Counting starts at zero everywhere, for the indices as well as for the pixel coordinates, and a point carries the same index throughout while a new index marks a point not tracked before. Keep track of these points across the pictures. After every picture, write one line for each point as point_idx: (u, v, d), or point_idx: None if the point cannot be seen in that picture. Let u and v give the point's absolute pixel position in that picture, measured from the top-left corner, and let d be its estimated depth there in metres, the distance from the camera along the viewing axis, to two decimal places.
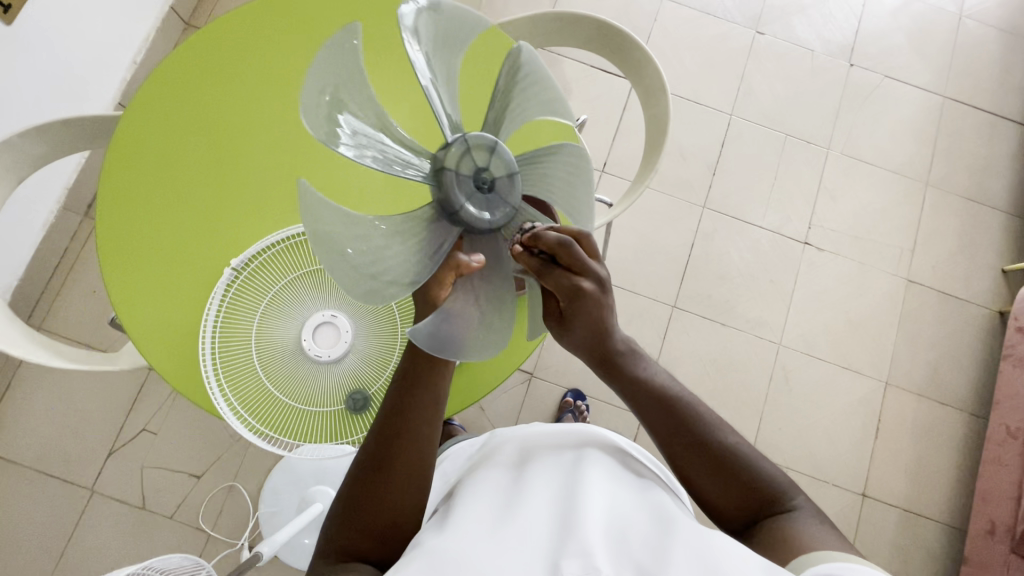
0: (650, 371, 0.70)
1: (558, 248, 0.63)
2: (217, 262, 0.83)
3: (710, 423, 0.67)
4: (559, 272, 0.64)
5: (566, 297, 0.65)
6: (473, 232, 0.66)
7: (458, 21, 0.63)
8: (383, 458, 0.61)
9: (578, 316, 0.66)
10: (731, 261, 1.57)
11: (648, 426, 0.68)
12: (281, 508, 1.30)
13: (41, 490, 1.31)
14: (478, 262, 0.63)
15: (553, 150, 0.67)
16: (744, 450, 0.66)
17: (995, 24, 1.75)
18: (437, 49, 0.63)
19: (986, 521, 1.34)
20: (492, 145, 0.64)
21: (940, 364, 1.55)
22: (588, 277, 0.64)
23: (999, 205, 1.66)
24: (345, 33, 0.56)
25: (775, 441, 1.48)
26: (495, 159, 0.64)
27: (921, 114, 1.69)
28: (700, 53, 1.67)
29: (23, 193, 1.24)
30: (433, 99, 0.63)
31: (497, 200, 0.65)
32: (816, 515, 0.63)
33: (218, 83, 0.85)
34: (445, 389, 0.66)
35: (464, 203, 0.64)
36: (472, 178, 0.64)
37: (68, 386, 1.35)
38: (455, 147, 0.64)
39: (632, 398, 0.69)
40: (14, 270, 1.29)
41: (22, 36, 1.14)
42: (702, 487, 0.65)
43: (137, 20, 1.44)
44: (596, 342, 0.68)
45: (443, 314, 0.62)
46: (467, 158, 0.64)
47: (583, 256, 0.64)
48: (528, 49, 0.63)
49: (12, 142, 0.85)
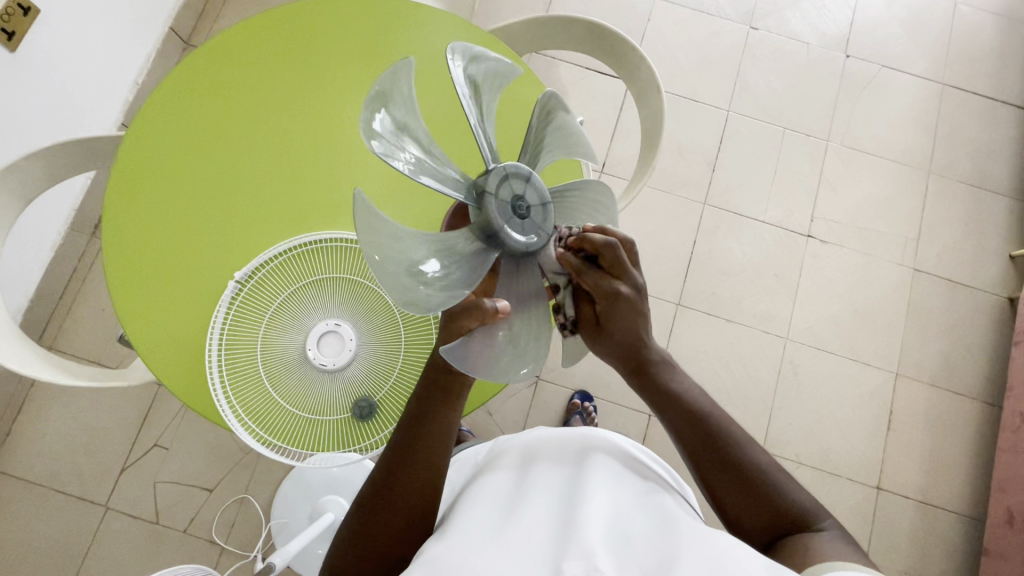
0: (684, 385, 0.70)
1: (604, 249, 0.63)
2: (221, 275, 0.84)
3: (742, 443, 0.67)
4: (599, 273, 0.64)
5: (606, 298, 0.64)
6: (508, 252, 0.63)
7: (562, 130, 0.67)
8: (395, 485, 0.61)
9: (616, 319, 0.65)
10: (733, 256, 1.56)
11: (678, 439, 0.69)
12: (293, 518, 1.30)
13: (55, 507, 1.32)
14: (503, 310, 0.58)
15: (580, 186, 0.68)
16: (772, 469, 0.67)
17: (992, 10, 1.75)
18: (558, 138, 0.67)
19: (1004, 511, 1.32)
20: (547, 201, 0.64)
21: (950, 353, 1.54)
22: (628, 280, 0.64)
23: (1004, 190, 1.65)
24: (504, 65, 0.66)
25: (785, 436, 1.47)
26: (530, 189, 0.63)
27: (921, 103, 1.68)
28: (695, 51, 1.68)
29: (31, 215, 1.26)
30: (480, 141, 0.64)
31: (535, 231, 0.63)
32: (843, 537, 0.62)
33: (220, 98, 0.86)
34: (455, 422, 0.65)
35: (502, 224, 0.61)
36: (518, 197, 0.62)
37: (79, 404, 1.37)
38: (496, 175, 0.62)
39: (665, 411, 0.69)
40: (24, 292, 1.31)
41: (24, 61, 1.17)
42: (724, 501, 0.66)
43: (137, 40, 1.46)
44: (631, 350, 0.67)
45: (475, 347, 0.59)
46: (506, 185, 0.62)
47: (624, 260, 0.64)
48: (599, 189, 0.68)
49: (18, 165, 0.86)
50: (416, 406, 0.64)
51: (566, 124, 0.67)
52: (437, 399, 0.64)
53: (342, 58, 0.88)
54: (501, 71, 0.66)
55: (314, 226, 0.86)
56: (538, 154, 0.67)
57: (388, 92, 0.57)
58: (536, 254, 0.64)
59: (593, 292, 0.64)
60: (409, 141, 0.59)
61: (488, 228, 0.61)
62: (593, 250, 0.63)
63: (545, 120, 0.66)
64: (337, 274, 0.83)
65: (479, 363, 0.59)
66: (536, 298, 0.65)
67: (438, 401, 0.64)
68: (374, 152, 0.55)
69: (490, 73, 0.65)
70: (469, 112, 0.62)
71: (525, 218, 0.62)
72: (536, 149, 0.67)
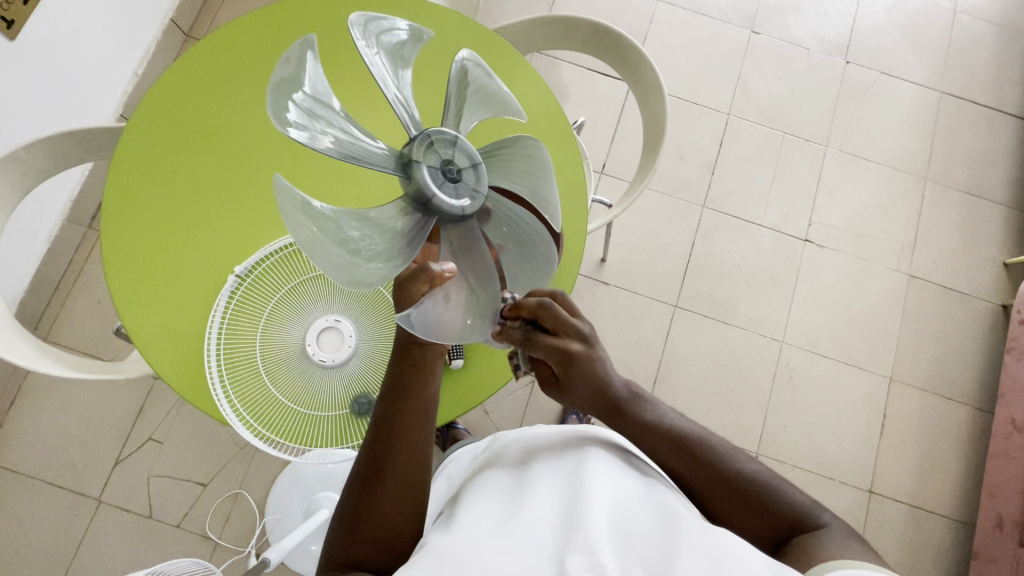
0: (659, 413, 0.72)
1: (540, 311, 0.68)
2: (221, 269, 0.84)
3: (727, 454, 0.68)
4: (547, 335, 0.69)
5: (560, 361, 0.69)
6: (446, 220, 0.64)
7: (487, 91, 0.68)
8: (382, 470, 0.61)
9: (573, 376, 0.70)
10: (731, 260, 1.57)
11: (667, 467, 0.70)
12: (286, 515, 1.30)
13: (48, 500, 1.31)
14: (450, 271, 0.60)
15: (509, 143, 0.68)
16: (764, 474, 0.67)
17: (990, 19, 1.76)
18: (483, 100, 0.68)
19: (994, 516, 1.34)
20: (477, 161, 0.65)
21: (943, 359, 1.55)
22: (573, 333, 0.70)
23: (999, 199, 1.66)
24: (423, 33, 0.68)
25: (780, 439, 1.48)
26: (459, 151, 0.64)
27: (919, 109, 1.70)
28: (697, 54, 1.68)
29: (28, 205, 1.25)
30: (398, 108, 0.64)
31: (468, 194, 0.64)
32: (846, 531, 0.62)
33: (221, 89, 0.86)
34: (436, 398, 0.66)
35: (435, 191, 0.62)
36: (443, 163, 0.64)
37: (74, 397, 1.36)
38: (418, 143, 0.64)
39: (649, 442, 0.71)
40: (20, 282, 1.30)
41: (25, 50, 1.16)
42: (724, 515, 0.67)
43: (138, 31, 1.45)
44: (599, 395, 0.71)
45: (429, 314, 0.59)
46: (431, 152, 0.64)
47: (564, 315, 0.69)
48: (528, 139, 0.66)
49: (17, 155, 0.86)
50: (393, 383, 0.65)
51: (489, 83, 0.68)
52: (416, 378, 0.65)
53: (346, 63, 0.88)
54: (420, 41, 0.68)
55: None
56: (461, 121, 0.68)
57: (293, 79, 0.56)
58: (472, 216, 0.66)
59: (547, 356, 0.69)
60: (324, 121, 0.59)
61: (420, 197, 0.63)
62: (531, 313, 0.69)
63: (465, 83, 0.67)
64: None
65: (444, 330, 0.60)
66: (476, 248, 0.65)
67: (416, 380, 0.65)
68: (287, 134, 0.54)
69: (398, 49, 0.67)
70: (383, 83, 0.63)
71: (456, 182, 0.64)
72: (461, 114, 0.67)
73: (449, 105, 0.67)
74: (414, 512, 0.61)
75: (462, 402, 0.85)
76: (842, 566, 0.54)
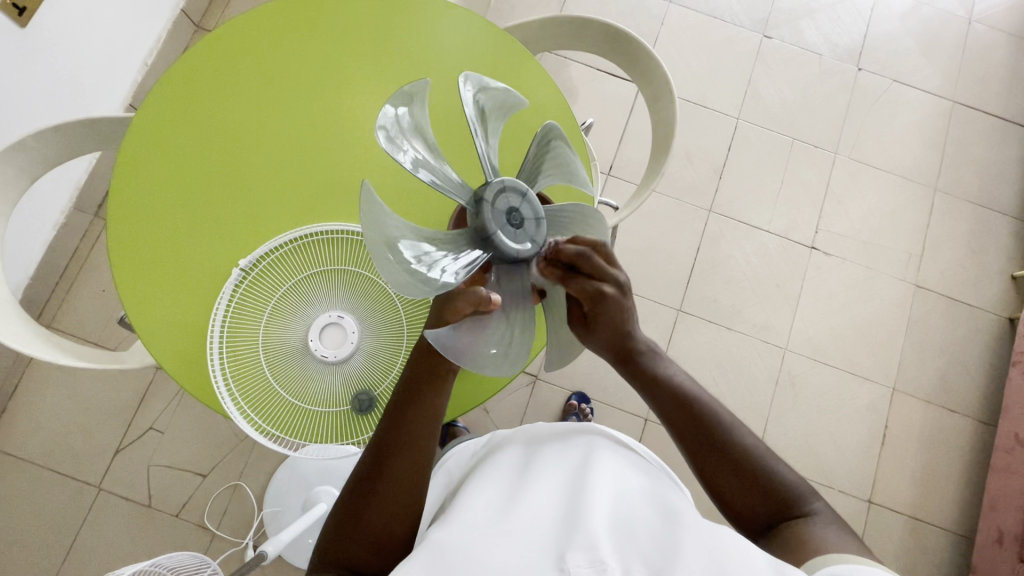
0: (670, 370, 0.71)
1: (581, 257, 0.63)
2: (223, 261, 0.84)
3: (728, 423, 0.68)
4: (583, 278, 0.64)
5: (592, 301, 0.65)
6: (501, 258, 0.61)
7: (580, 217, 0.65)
8: (385, 469, 0.61)
9: (603, 319, 0.66)
10: (736, 264, 1.56)
11: (666, 421, 0.69)
12: (285, 507, 1.30)
13: (49, 486, 1.32)
14: (497, 301, 0.59)
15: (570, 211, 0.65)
16: (762, 451, 0.67)
17: (1005, 29, 1.75)
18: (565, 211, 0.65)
19: (994, 530, 1.33)
20: (541, 216, 0.62)
21: (948, 370, 1.54)
22: (612, 279, 0.65)
23: (1009, 211, 1.65)
24: (555, 129, 0.64)
25: (780, 446, 1.47)
26: (527, 203, 0.61)
27: (930, 118, 1.68)
28: (707, 57, 1.67)
29: (34, 193, 1.25)
30: (489, 162, 0.64)
31: (528, 240, 0.61)
32: (833, 521, 0.63)
33: (228, 80, 0.86)
34: (443, 410, 0.66)
35: (497, 232, 0.60)
36: (506, 208, 0.60)
37: (76, 384, 1.37)
38: (491, 188, 0.61)
39: (653, 395, 0.70)
40: (25, 269, 1.31)
41: (35, 38, 1.17)
42: (717, 485, 0.66)
43: (148, 21, 1.45)
44: (618, 341, 0.68)
45: (466, 327, 0.59)
46: (501, 198, 0.61)
47: (603, 263, 0.65)
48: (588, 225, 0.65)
49: (25, 143, 0.86)
50: (402, 388, 0.65)
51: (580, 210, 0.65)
52: (427, 384, 0.64)
53: (359, 58, 0.88)
54: (559, 135, 0.65)
55: (319, 218, 0.86)
56: (536, 177, 0.66)
57: (405, 96, 0.58)
58: (527, 262, 0.63)
59: (578, 296, 0.65)
60: (414, 138, 0.61)
61: (481, 232, 0.60)
62: (569, 261, 0.64)
63: (547, 144, 0.65)
64: (338, 265, 0.83)
65: (466, 355, 0.59)
66: (525, 299, 0.63)
67: (428, 386, 0.64)
68: (377, 132, 0.56)
69: (497, 103, 0.66)
70: (474, 132, 0.62)
71: (518, 229, 0.61)
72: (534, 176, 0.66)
73: (527, 160, 0.66)
74: (409, 512, 0.61)
75: (462, 403, 0.85)
76: (835, 562, 0.54)
